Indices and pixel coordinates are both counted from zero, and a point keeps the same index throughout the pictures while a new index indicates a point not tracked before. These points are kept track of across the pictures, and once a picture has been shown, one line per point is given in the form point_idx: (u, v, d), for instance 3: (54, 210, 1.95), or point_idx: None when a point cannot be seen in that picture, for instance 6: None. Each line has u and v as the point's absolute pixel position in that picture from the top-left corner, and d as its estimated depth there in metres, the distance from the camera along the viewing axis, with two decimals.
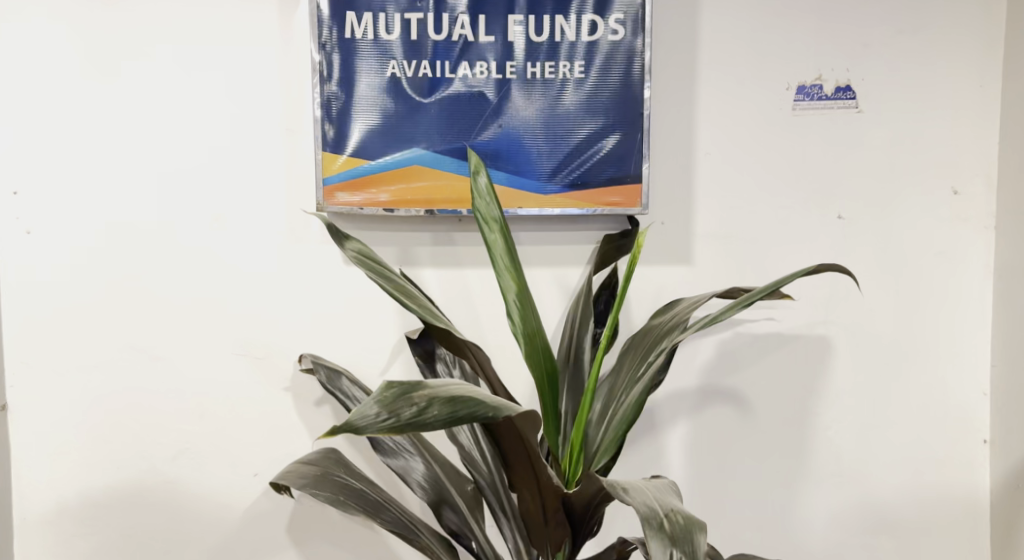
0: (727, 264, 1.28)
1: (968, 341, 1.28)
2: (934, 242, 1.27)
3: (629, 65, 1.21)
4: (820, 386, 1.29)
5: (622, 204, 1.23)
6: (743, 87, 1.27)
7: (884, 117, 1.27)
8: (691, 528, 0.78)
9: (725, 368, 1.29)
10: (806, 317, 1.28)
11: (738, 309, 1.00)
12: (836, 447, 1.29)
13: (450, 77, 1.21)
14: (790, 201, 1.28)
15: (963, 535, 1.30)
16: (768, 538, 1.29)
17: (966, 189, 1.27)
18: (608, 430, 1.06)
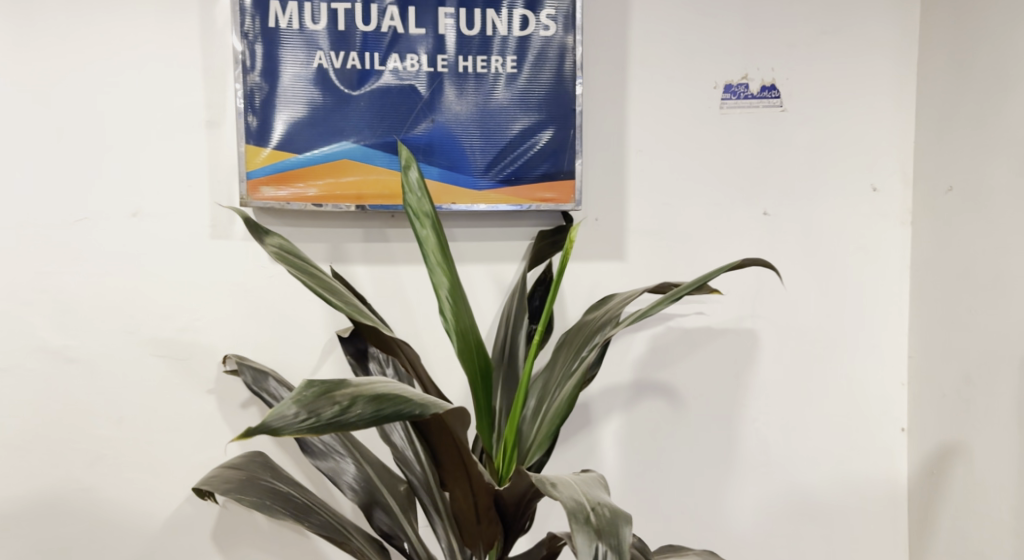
0: (658, 260, 1.30)
1: (887, 335, 1.32)
2: (855, 238, 1.31)
3: (562, 61, 1.21)
4: (748, 380, 1.31)
5: (556, 200, 1.23)
6: (671, 85, 1.28)
7: (806, 117, 1.30)
8: (617, 520, 0.78)
9: (655, 363, 1.30)
10: (734, 312, 1.31)
11: (668, 304, 1.01)
12: (763, 440, 1.32)
13: (380, 69, 1.19)
14: (718, 197, 1.30)
15: (884, 523, 1.34)
16: (697, 529, 1.32)
17: (884, 186, 1.31)
18: (541, 426, 1.05)
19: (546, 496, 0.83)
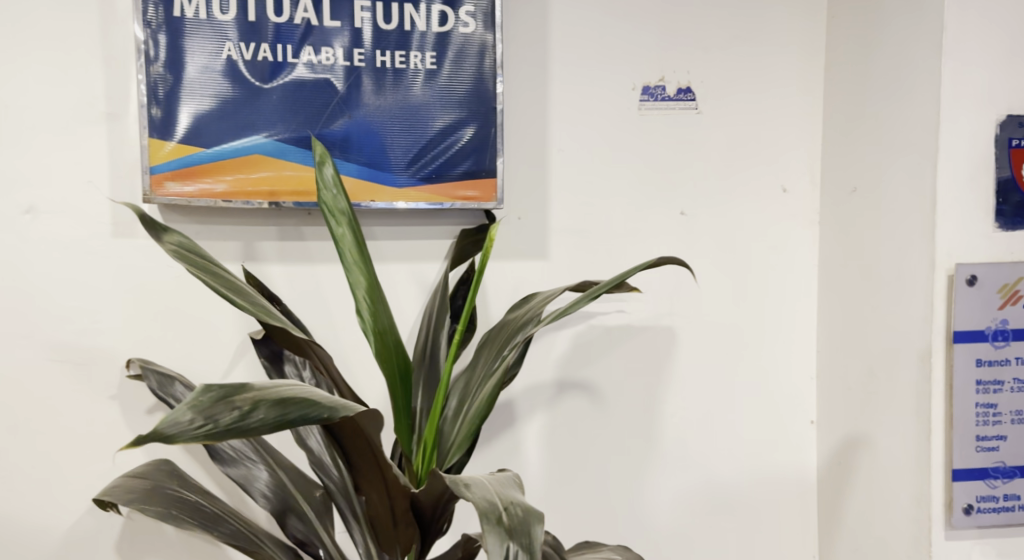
0: (579, 258, 1.30)
1: (798, 331, 1.36)
2: (767, 238, 1.34)
3: (482, 58, 1.21)
4: (665, 377, 1.33)
5: (478, 198, 1.21)
6: (590, 85, 1.29)
7: (720, 119, 1.32)
8: (529, 520, 0.78)
9: (575, 361, 1.31)
10: (653, 310, 1.32)
11: (588, 301, 1.02)
12: (679, 436, 1.34)
13: (293, 61, 1.16)
14: (635, 196, 1.31)
15: (795, 515, 1.37)
16: (615, 526, 1.33)
17: (794, 187, 1.34)
18: (462, 427, 1.04)
19: (460, 498, 0.82)
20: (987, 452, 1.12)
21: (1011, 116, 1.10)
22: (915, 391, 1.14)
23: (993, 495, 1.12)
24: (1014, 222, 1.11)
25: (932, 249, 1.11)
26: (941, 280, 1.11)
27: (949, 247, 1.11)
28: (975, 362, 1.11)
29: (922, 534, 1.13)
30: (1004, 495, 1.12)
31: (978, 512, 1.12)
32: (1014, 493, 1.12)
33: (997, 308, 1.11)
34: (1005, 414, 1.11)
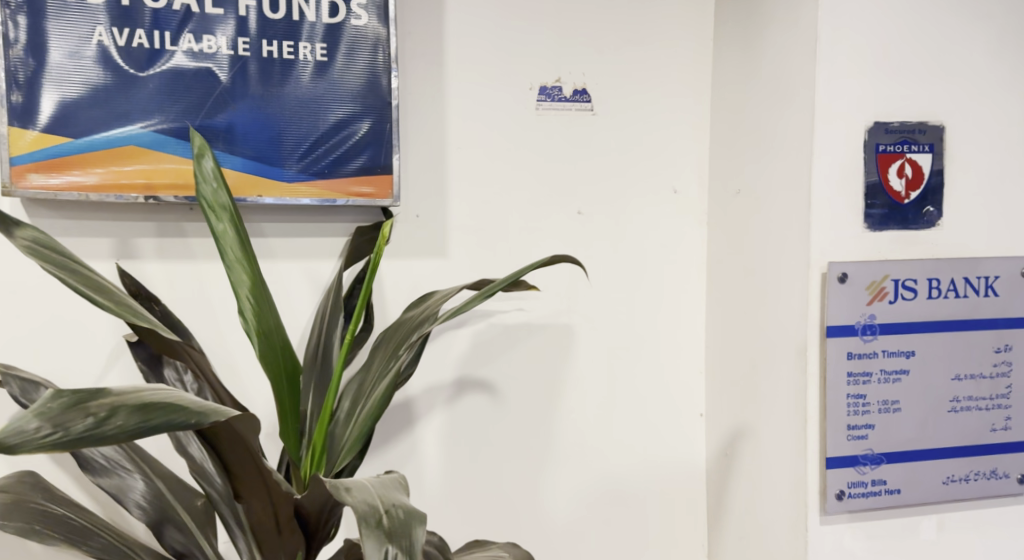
0: (478, 256, 1.29)
1: (690, 329, 1.39)
2: (659, 238, 1.37)
3: (375, 51, 1.18)
4: (562, 375, 1.34)
5: (373, 195, 1.19)
6: (487, 84, 1.28)
7: (614, 121, 1.34)
8: (411, 521, 0.77)
9: (472, 361, 1.30)
10: (552, 307, 1.33)
11: (481, 300, 1.01)
12: (575, 432, 1.35)
13: (171, 49, 1.11)
14: (531, 196, 1.31)
15: (686, 506, 1.40)
16: (510, 522, 1.33)
17: (685, 189, 1.37)
18: (353, 428, 1.02)
19: (342, 503, 0.80)
20: (857, 440, 1.15)
21: (879, 122, 1.14)
22: (794, 383, 1.17)
23: (863, 481, 1.15)
24: (882, 222, 1.15)
25: (808, 248, 1.14)
26: (816, 278, 1.14)
27: (823, 247, 1.14)
28: (845, 355, 1.14)
29: (799, 519, 1.16)
30: (872, 480, 1.15)
31: (850, 498, 1.14)
32: (881, 479, 1.15)
33: (866, 305, 1.14)
34: (873, 404, 1.15)
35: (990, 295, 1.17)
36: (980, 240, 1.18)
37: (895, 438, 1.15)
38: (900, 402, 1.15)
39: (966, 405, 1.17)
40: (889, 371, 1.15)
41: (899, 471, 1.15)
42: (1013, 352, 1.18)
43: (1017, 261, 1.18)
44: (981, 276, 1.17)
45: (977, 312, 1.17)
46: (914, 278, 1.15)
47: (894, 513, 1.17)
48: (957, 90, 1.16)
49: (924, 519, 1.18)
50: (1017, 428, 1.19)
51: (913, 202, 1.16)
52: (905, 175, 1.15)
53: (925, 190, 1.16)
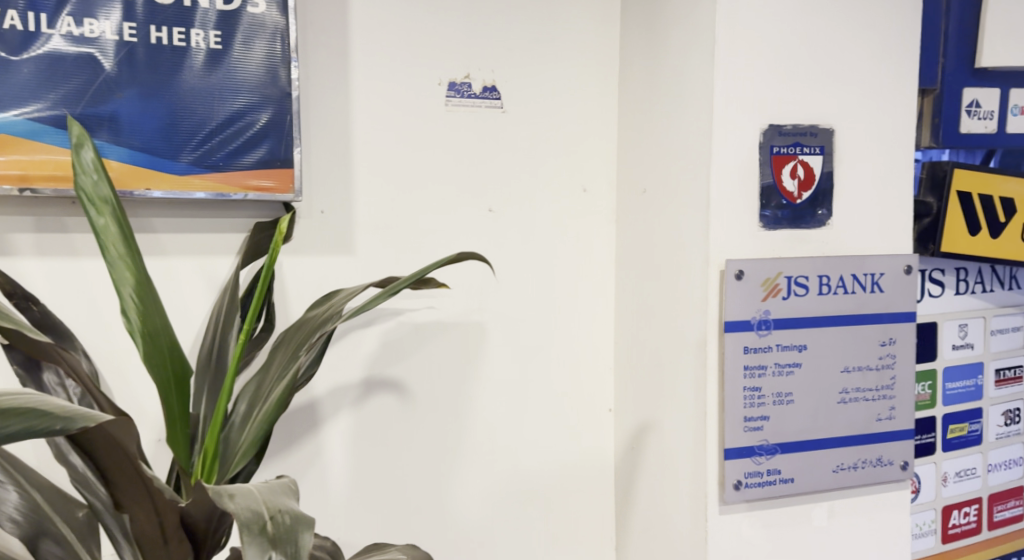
0: (386, 254, 1.27)
1: (599, 326, 1.40)
2: (569, 235, 1.37)
3: (274, 41, 1.14)
4: (472, 374, 1.33)
5: (273, 189, 1.15)
6: (393, 79, 1.26)
7: (523, 119, 1.33)
8: (297, 527, 0.75)
9: (378, 361, 1.28)
10: (463, 305, 1.32)
11: (385, 298, 0.99)
12: (485, 430, 1.34)
13: (48, 32, 1.05)
14: (439, 193, 1.29)
15: (595, 501, 1.41)
16: (418, 522, 1.31)
17: (594, 188, 1.38)
18: (249, 432, 0.98)
19: (224, 511, 0.77)
20: (753, 431, 1.17)
21: (773, 125, 1.17)
22: (695, 378, 1.20)
23: (759, 471, 1.18)
24: (776, 222, 1.19)
25: (708, 246, 1.16)
26: (714, 275, 1.16)
27: (721, 246, 1.16)
28: (742, 349, 1.16)
29: (700, 510, 1.19)
30: (768, 470, 1.18)
31: (746, 488, 1.17)
32: (776, 468, 1.18)
33: (761, 301, 1.17)
34: (768, 396, 1.18)
35: (876, 291, 1.22)
36: (869, 239, 1.23)
37: (789, 429, 1.19)
38: (793, 394, 1.19)
39: (855, 396, 1.21)
40: (783, 364, 1.18)
41: (792, 461, 1.19)
42: (898, 345, 1.23)
43: (902, 258, 1.23)
44: (868, 273, 1.21)
45: (865, 307, 1.21)
46: (806, 275, 1.18)
47: (788, 502, 1.20)
48: (850, 95, 1.20)
49: (816, 506, 1.22)
50: (901, 417, 1.24)
51: (805, 202, 1.19)
52: (798, 177, 1.19)
53: (816, 191, 1.20)
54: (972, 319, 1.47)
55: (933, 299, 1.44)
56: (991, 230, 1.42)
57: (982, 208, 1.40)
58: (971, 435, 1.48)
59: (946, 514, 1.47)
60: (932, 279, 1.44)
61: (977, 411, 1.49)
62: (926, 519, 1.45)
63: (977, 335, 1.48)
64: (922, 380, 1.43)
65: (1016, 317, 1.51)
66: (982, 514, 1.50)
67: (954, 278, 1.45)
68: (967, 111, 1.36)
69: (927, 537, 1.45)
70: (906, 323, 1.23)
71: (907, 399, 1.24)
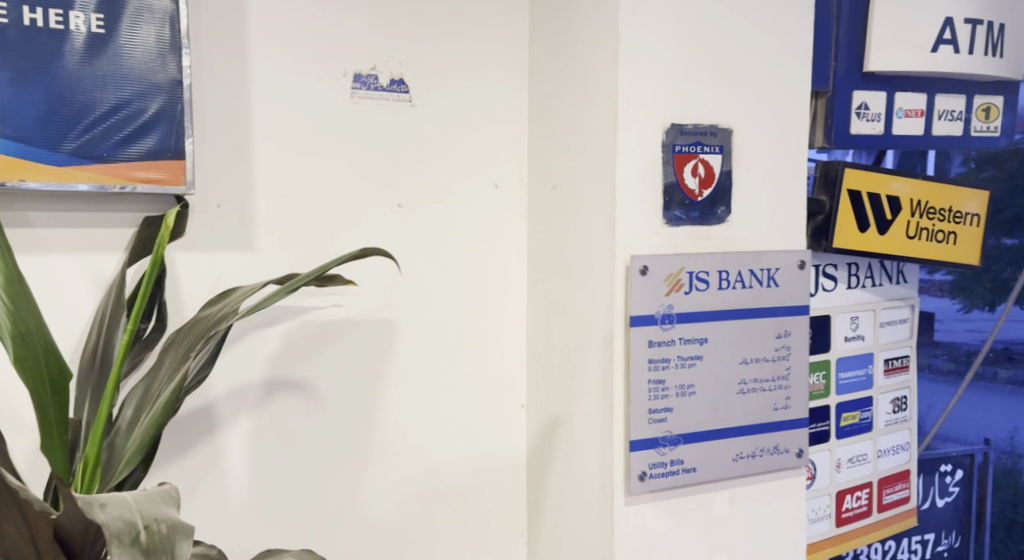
0: (288, 250, 1.23)
1: (510, 323, 1.39)
2: (480, 231, 1.36)
3: (162, 26, 1.09)
4: (380, 373, 1.30)
5: (164, 181, 1.10)
6: (294, 71, 1.22)
7: (432, 113, 1.31)
8: (173, 537, 0.75)
9: (281, 361, 1.24)
10: (371, 302, 1.29)
11: (284, 295, 0.95)
12: (395, 429, 1.32)
13: None
14: (345, 187, 1.26)
15: (506, 497, 1.41)
16: (326, 525, 1.28)
17: (505, 183, 1.37)
18: (135, 437, 0.94)
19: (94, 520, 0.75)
20: (657, 423, 1.19)
21: (675, 124, 1.19)
22: (602, 372, 1.20)
23: (663, 461, 1.19)
24: (679, 219, 1.20)
25: (614, 241, 1.17)
26: (619, 271, 1.17)
27: (627, 242, 1.17)
28: (647, 343, 1.17)
29: (606, 502, 1.19)
30: (671, 460, 1.19)
31: (651, 478, 1.19)
32: (679, 458, 1.20)
33: (665, 295, 1.18)
34: (671, 388, 1.19)
35: (772, 285, 1.25)
36: (766, 235, 1.26)
37: (691, 420, 1.21)
38: (695, 386, 1.20)
39: (753, 387, 1.24)
40: (686, 357, 1.20)
41: (694, 451, 1.21)
42: (792, 337, 1.27)
43: (795, 254, 1.26)
44: (765, 269, 1.24)
45: (762, 301, 1.24)
46: (706, 270, 1.20)
47: (691, 491, 1.22)
48: (748, 94, 1.23)
49: (718, 494, 1.24)
50: (796, 406, 1.28)
51: (706, 199, 1.22)
52: (699, 175, 1.21)
53: (716, 189, 1.22)
54: (863, 311, 1.53)
55: (826, 293, 1.49)
56: (879, 227, 1.48)
57: (870, 206, 1.46)
58: (862, 422, 1.54)
59: (840, 498, 1.52)
60: (825, 274, 1.49)
61: (868, 399, 1.55)
62: (821, 504, 1.50)
63: (868, 327, 1.54)
64: (816, 371, 1.48)
65: (903, 309, 1.58)
66: (873, 497, 1.56)
67: (846, 273, 1.51)
68: (856, 113, 1.41)
69: (822, 521, 1.51)
70: (799, 316, 1.27)
71: (801, 390, 1.28)
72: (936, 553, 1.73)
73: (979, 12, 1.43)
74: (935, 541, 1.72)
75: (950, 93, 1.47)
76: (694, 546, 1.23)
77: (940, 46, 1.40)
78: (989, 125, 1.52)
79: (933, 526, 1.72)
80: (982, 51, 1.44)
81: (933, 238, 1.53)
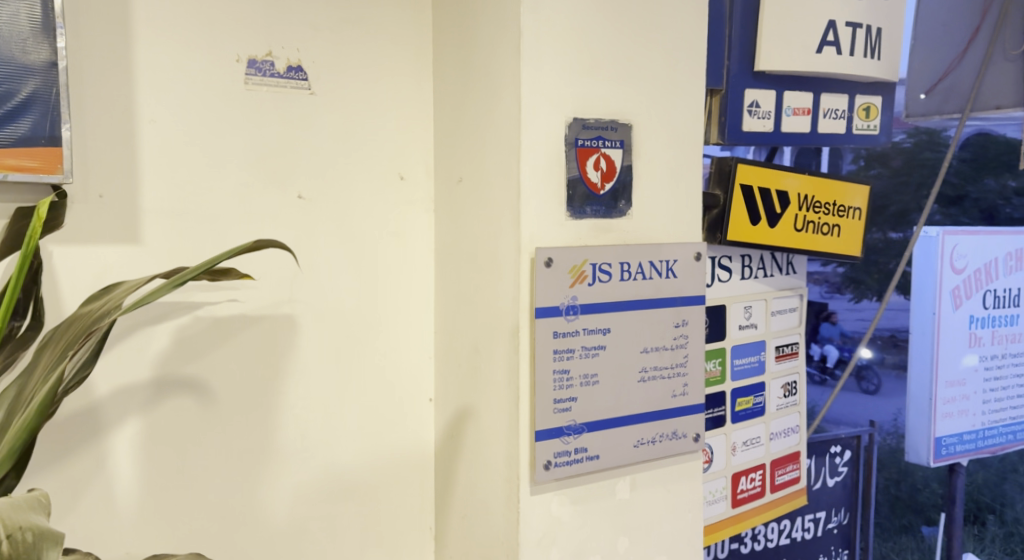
0: (178, 242, 1.18)
1: (417, 315, 1.37)
2: (385, 223, 1.33)
3: (33, 4, 1.02)
4: (280, 370, 1.26)
5: (39, 170, 1.04)
6: (183, 56, 1.17)
7: (332, 102, 1.27)
8: (39, 545, 0.71)
9: (173, 359, 1.19)
10: (270, 297, 1.25)
11: (170, 289, 0.91)
12: (298, 427, 1.28)
13: None
14: (240, 178, 1.21)
15: (414, 492, 1.38)
16: (225, 527, 1.23)
17: (411, 175, 1.35)
18: (5, 442, 0.88)
19: None
20: (562, 412, 1.19)
21: (577, 118, 1.19)
22: (508, 363, 1.20)
23: (567, 450, 1.20)
24: (581, 212, 1.21)
25: (518, 233, 1.17)
26: (524, 263, 1.17)
27: (531, 234, 1.17)
28: (551, 334, 1.18)
29: (512, 494, 1.19)
30: (575, 449, 1.20)
31: (556, 467, 1.19)
32: (583, 446, 1.21)
33: (569, 287, 1.18)
34: (576, 378, 1.20)
35: (671, 276, 1.27)
36: (665, 227, 1.28)
37: (595, 408, 1.21)
38: (599, 375, 1.21)
39: (653, 375, 1.26)
40: (589, 347, 1.20)
41: (598, 439, 1.22)
42: (690, 326, 1.29)
43: (692, 246, 1.29)
44: (664, 260, 1.26)
45: (661, 292, 1.26)
46: (609, 262, 1.21)
47: (595, 478, 1.23)
48: (648, 88, 1.25)
49: (621, 480, 1.26)
50: (693, 393, 1.31)
51: (607, 192, 1.23)
52: (601, 169, 1.22)
53: (617, 183, 1.23)
54: (755, 301, 1.58)
55: (721, 284, 1.53)
56: (769, 220, 1.52)
57: (761, 200, 1.51)
58: (756, 407, 1.59)
59: (735, 480, 1.56)
60: (720, 265, 1.53)
61: (761, 385, 1.60)
62: (717, 487, 1.54)
63: (760, 316, 1.59)
64: (713, 358, 1.52)
65: (793, 299, 1.64)
66: (766, 478, 1.61)
67: (740, 264, 1.55)
68: (748, 110, 1.45)
69: (719, 503, 1.54)
70: (696, 306, 1.30)
71: (698, 376, 1.31)
72: (828, 530, 1.80)
73: (860, 16, 1.49)
74: (827, 519, 1.80)
75: (834, 93, 1.53)
76: (599, 533, 1.24)
77: (824, 47, 1.45)
78: (869, 123, 1.59)
79: (825, 504, 1.80)
80: (862, 53, 1.50)
81: (820, 230, 1.59)
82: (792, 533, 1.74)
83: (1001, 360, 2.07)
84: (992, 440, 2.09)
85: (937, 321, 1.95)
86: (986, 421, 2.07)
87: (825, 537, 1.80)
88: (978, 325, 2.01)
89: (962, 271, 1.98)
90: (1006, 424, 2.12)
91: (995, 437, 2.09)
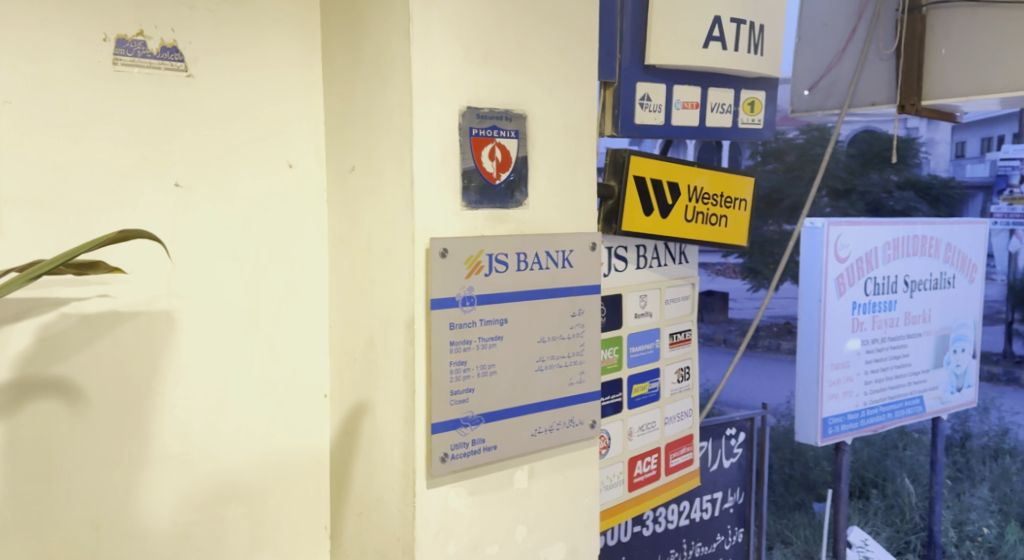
0: (39, 233, 1.10)
1: (311, 308, 1.32)
2: (274, 213, 1.28)
3: None
4: (159, 368, 1.19)
5: None
6: (42, 34, 1.09)
7: (212, 85, 1.21)
8: None
9: (37, 358, 1.11)
10: (145, 292, 1.18)
11: (22, 284, 0.85)
12: (181, 427, 1.21)
13: None
14: (112, 165, 1.14)
15: (309, 490, 1.34)
16: (99, 535, 1.16)
17: (300, 163, 1.30)
18: None
19: None
20: (459, 404, 1.17)
21: (470, 107, 1.17)
22: (402, 354, 1.17)
23: (464, 442, 1.17)
24: (477, 203, 1.19)
25: (411, 223, 1.13)
26: (419, 253, 1.14)
27: (425, 223, 1.14)
28: (448, 325, 1.15)
29: (407, 487, 1.16)
30: (472, 440, 1.18)
31: (453, 459, 1.17)
32: (480, 437, 1.19)
33: (465, 278, 1.16)
34: (473, 369, 1.18)
35: (567, 266, 1.27)
36: (560, 217, 1.28)
37: (493, 398, 1.20)
38: (496, 365, 1.20)
39: (550, 364, 1.25)
40: (487, 338, 1.19)
41: (495, 429, 1.20)
42: (586, 316, 1.29)
43: (587, 236, 1.29)
44: (560, 250, 1.26)
45: (558, 281, 1.26)
46: (506, 253, 1.20)
47: (492, 468, 1.22)
48: (543, 76, 1.24)
49: (518, 470, 1.24)
50: (589, 380, 1.31)
51: (503, 182, 1.21)
52: (496, 158, 1.20)
53: (513, 173, 1.22)
54: (650, 290, 1.60)
55: (618, 273, 1.54)
56: (662, 211, 1.55)
57: (654, 191, 1.53)
58: (652, 393, 1.61)
59: (632, 465, 1.58)
60: (616, 255, 1.54)
61: (656, 371, 1.61)
62: (615, 472, 1.55)
63: (654, 304, 1.61)
64: (610, 346, 1.53)
65: (685, 287, 1.67)
66: (661, 462, 1.64)
67: (635, 254, 1.57)
68: (640, 103, 1.47)
69: (615, 488, 1.56)
70: (592, 295, 1.30)
71: (594, 364, 1.31)
72: (724, 509, 1.84)
73: (744, 11, 1.53)
74: (723, 499, 1.84)
75: (720, 87, 1.56)
76: (497, 523, 1.23)
77: (710, 43, 1.49)
78: (754, 118, 1.62)
79: (722, 484, 1.84)
80: (746, 49, 1.54)
81: (709, 221, 1.62)
82: (691, 514, 1.78)
83: (880, 343, 2.17)
84: (874, 419, 2.17)
85: (823, 308, 2.02)
86: (868, 401, 2.15)
87: (722, 516, 1.84)
88: (860, 311, 2.10)
89: (845, 259, 2.06)
90: (886, 404, 2.21)
91: (876, 417, 2.18)
